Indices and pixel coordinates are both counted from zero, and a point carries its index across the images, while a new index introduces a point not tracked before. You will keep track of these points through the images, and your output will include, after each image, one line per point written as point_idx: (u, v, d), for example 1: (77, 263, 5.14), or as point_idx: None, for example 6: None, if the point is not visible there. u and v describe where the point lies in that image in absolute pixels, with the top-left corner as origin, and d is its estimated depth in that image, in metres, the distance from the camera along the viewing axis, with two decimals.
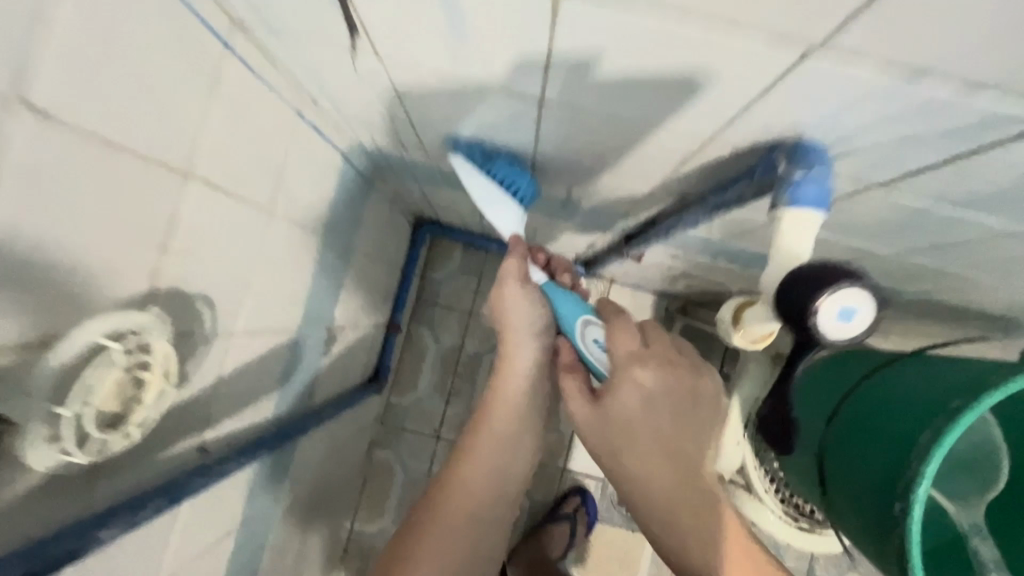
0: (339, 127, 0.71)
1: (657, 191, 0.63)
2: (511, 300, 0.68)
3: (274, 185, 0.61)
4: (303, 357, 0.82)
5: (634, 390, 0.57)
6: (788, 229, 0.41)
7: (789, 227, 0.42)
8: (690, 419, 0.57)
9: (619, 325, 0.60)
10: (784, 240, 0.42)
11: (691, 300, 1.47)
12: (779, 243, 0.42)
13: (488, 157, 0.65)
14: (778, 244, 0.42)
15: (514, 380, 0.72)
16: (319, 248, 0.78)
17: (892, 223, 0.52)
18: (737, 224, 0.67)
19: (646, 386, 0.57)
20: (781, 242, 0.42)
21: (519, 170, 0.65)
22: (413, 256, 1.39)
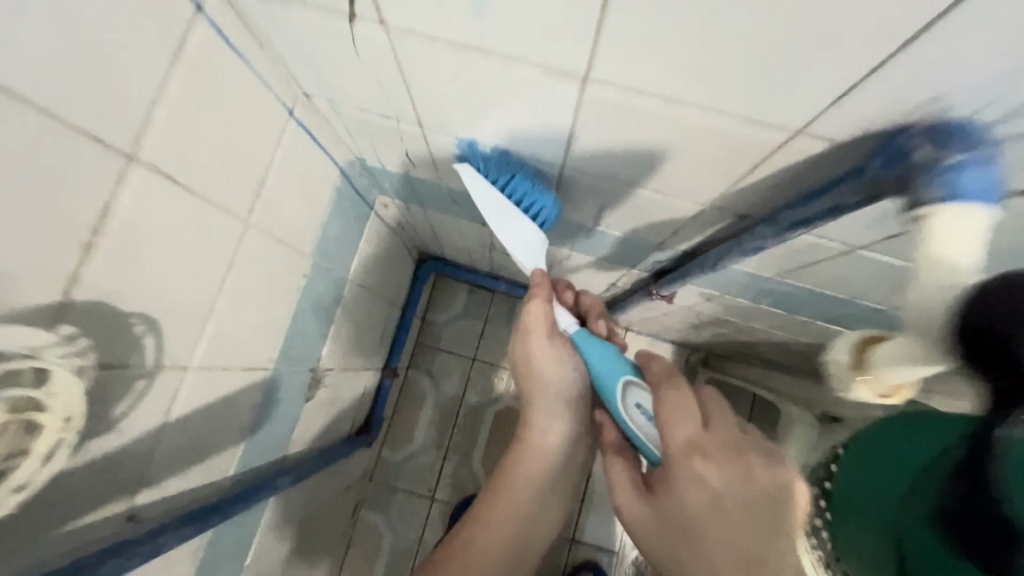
0: (337, 136, 0.62)
1: (708, 213, 0.53)
2: (541, 367, 0.66)
3: (253, 191, 0.51)
4: (280, 402, 0.70)
5: (694, 489, 0.47)
6: (941, 234, 0.32)
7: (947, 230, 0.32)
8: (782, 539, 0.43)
9: (676, 401, 0.51)
10: (941, 247, 0.32)
11: (715, 352, 1.34)
12: (931, 254, 0.33)
13: (502, 171, 0.55)
14: (934, 254, 0.33)
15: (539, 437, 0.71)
16: (308, 274, 0.68)
17: (1016, 252, 0.41)
18: (800, 255, 0.56)
19: (710, 480, 0.46)
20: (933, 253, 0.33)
21: (540, 189, 0.56)
22: (414, 295, 1.29)
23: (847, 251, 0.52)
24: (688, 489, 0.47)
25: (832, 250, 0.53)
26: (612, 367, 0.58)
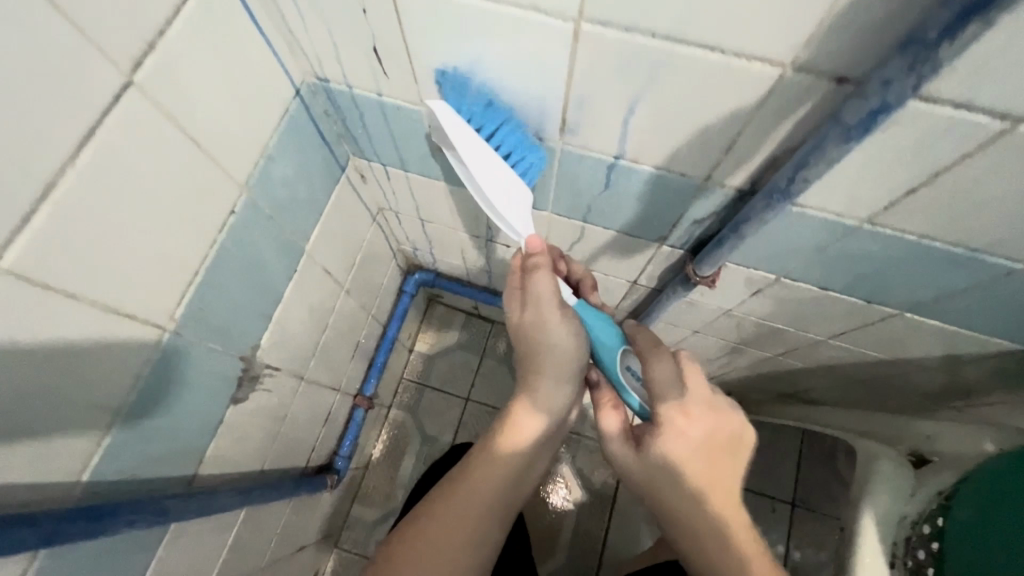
0: (288, 30, 0.48)
1: (784, 91, 0.37)
2: (539, 338, 0.56)
3: (143, 40, 0.36)
4: (183, 388, 0.51)
5: (680, 442, 0.53)
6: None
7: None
8: (730, 464, 0.55)
9: (661, 368, 0.54)
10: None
11: (755, 391, 1.13)
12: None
13: (488, 115, 0.49)
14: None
15: (537, 401, 0.59)
16: (241, 215, 0.52)
17: None
18: (913, 163, 0.40)
19: (687, 429, 0.53)
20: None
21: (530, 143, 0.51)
22: (397, 311, 1.06)
23: (995, 133, 0.35)
24: (669, 439, 0.53)
25: (971, 138, 0.36)
26: (609, 333, 0.56)
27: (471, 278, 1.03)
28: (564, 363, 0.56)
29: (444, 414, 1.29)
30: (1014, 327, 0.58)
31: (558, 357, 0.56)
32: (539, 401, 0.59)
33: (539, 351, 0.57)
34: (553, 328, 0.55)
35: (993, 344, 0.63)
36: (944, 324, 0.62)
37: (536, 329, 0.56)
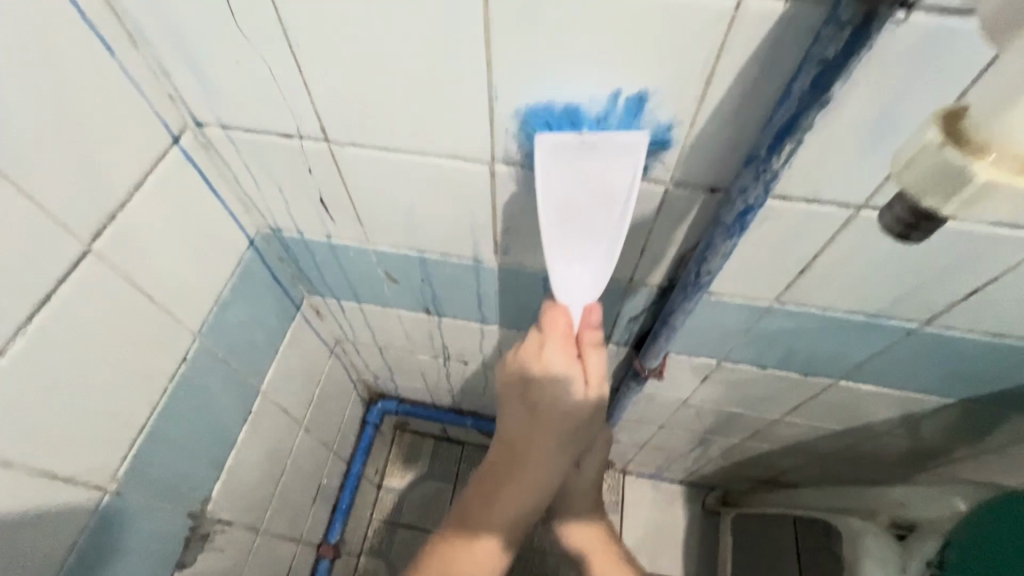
0: (244, 191, 0.54)
1: (672, 201, 0.44)
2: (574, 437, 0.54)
3: (102, 211, 0.40)
4: (121, 557, 0.48)
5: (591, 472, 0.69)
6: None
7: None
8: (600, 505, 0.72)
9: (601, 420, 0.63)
10: (1000, 154, 0.18)
11: (737, 480, 1.13)
12: (969, 177, 0.18)
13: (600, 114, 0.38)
14: (932, 132, 0.19)
15: (555, 443, 0.53)
16: (193, 361, 0.53)
17: None
18: (793, 251, 0.47)
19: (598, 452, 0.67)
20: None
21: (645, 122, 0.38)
22: (362, 444, 1.02)
23: (846, 217, 0.42)
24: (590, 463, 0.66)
25: (829, 223, 0.43)
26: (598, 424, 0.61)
27: (436, 400, 1.03)
28: (581, 442, 0.55)
29: (420, 555, 1.19)
30: (938, 381, 0.62)
31: (585, 412, 0.52)
32: (554, 441, 0.53)
33: (570, 420, 0.52)
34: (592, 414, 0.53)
35: (927, 399, 0.66)
36: (879, 386, 0.66)
37: (578, 409, 0.52)
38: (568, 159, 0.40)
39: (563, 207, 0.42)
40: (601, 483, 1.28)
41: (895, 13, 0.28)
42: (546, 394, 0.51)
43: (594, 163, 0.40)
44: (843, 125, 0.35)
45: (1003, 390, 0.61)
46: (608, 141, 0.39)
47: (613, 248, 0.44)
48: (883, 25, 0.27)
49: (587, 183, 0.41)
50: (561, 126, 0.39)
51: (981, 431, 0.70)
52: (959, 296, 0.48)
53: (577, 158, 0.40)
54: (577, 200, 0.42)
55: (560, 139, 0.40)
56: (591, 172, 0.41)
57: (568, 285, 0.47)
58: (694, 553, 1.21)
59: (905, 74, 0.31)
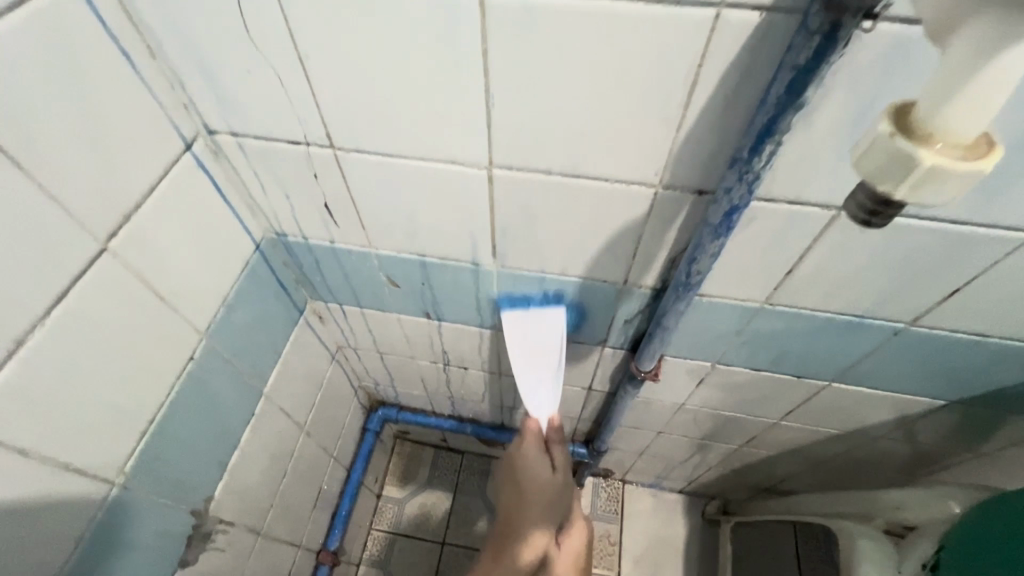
0: (250, 196, 0.56)
1: (662, 204, 0.46)
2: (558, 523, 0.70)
3: (118, 211, 0.42)
4: (127, 550, 0.49)
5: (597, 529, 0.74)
6: (982, 35, 0.18)
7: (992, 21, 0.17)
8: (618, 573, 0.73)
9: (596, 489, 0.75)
10: (943, 141, 0.20)
11: (736, 488, 1.13)
12: (917, 159, 0.20)
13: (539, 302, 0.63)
14: (882, 122, 0.21)
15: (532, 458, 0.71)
16: (199, 361, 0.55)
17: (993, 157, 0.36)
18: (778, 253, 0.49)
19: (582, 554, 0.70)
20: (979, 69, 0.18)
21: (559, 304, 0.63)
22: (362, 452, 1.03)
23: (828, 218, 0.44)
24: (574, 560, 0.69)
25: (813, 223, 0.45)
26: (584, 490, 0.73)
27: (435, 407, 1.03)
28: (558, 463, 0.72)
29: (419, 566, 1.18)
30: (927, 382, 0.63)
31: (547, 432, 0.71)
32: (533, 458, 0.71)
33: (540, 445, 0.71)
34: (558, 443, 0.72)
35: (918, 401, 0.67)
36: (871, 388, 0.67)
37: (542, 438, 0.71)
38: (522, 324, 0.65)
39: (524, 360, 0.66)
40: (601, 493, 1.28)
41: (861, 24, 0.30)
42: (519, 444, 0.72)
43: (538, 326, 0.65)
44: (820, 128, 0.37)
45: (991, 391, 0.62)
46: (542, 313, 0.64)
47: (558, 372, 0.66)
48: (850, 34, 0.29)
49: (535, 340, 0.66)
50: (519, 302, 0.64)
51: (974, 433, 0.71)
52: (942, 295, 0.50)
53: (529, 323, 0.65)
54: (535, 355, 0.66)
55: (518, 321, 0.65)
56: (537, 331, 0.65)
57: (535, 402, 0.68)
58: (693, 563, 1.21)
59: (873, 81, 0.33)
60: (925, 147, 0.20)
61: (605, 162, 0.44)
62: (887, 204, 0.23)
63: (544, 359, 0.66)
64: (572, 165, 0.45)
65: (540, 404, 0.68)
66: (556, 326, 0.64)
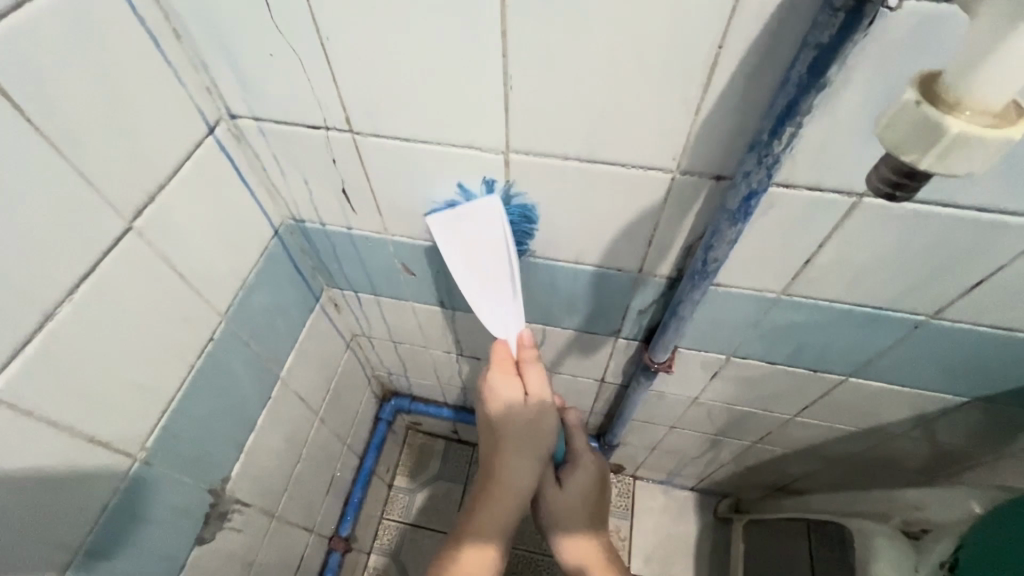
0: (270, 181, 0.57)
1: (679, 190, 0.46)
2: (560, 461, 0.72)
3: (143, 192, 0.43)
4: (147, 524, 0.50)
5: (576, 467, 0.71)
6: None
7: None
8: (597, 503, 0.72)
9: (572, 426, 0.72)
10: (972, 110, 0.20)
11: (749, 486, 1.12)
12: (944, 127, 0.20)
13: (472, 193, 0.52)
14: (909, 92, 0.21)
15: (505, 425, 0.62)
16: (219, 342, 0.56)
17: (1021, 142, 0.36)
18: (797, 242, 0.48)
19: (592, 485, 0.72)
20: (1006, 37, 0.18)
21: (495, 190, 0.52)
22: (374, 440, 1.04)
23: (849, 205, 0.43)
24: (579, 491, 0.71)
25: (833, 211, 0.44)
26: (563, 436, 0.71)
27: (448, 398, 1.04)
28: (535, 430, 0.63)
29: (429, 556, 1.19)
30: (949, 378, 0.62)
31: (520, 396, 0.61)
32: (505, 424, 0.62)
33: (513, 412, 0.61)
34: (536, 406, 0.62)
35: (939, 398, 0.66)
36: (890, 384, 0.66)
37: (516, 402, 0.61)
38: (451, 223, 0.55)
39: (464, 258, 0.56)
40: (612, 488, 1.28)
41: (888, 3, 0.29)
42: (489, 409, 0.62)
43: (473, 219, 0.54)
44: (843, 111, 0.36)
45: (1016, 389, 0.61)
46: (473, 204, 0.53)
47: (511, 274, 0.56)
48: (875, 13, 0.29)
49: (472, 235, 0.55)
50: (447, 204, 0.54)
51: (996, 432, 0.70)
52: (965, 287, 0.49)
53: (458, 220, 0.54)
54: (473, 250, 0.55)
55: (446, 221, 0.55)
56: (472, 227, 0.55)
57: (496, 318, 0.59)
58: (704, 560, 1.20)
59: (898, 62, 0.33)
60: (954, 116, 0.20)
61: (623, 147, 0.43)
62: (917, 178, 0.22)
63: (491, 263, 0.56)
64: (589, 150, 0.44)
65: (496, 317, 0.59)
66: (494, 215, 0.53)
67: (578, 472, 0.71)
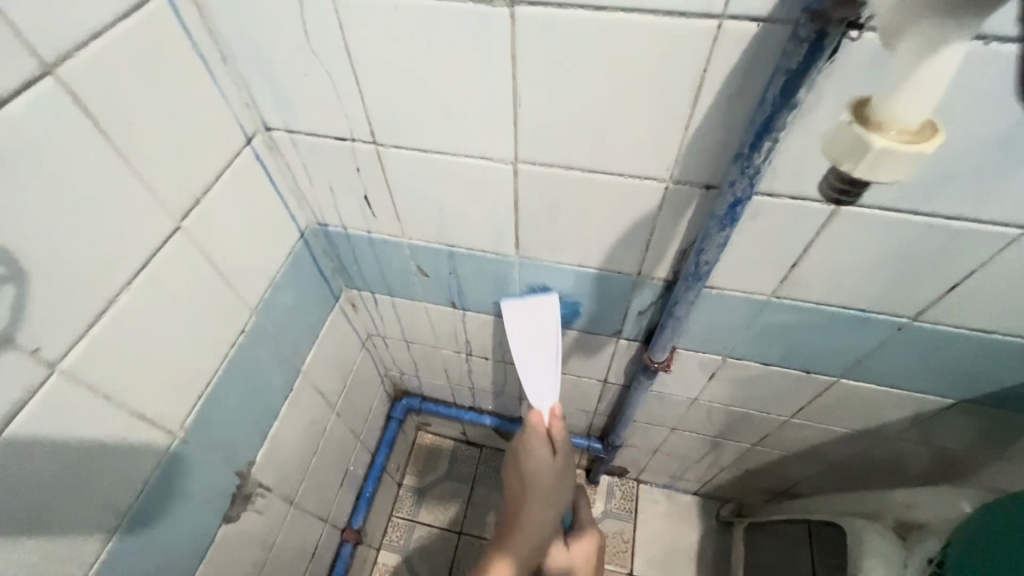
0: (298, 188, 0.62)
1: (673, 198, 0.50)
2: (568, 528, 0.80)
3: (191, 195, 0.49)
4: (182, 498, 0.55)
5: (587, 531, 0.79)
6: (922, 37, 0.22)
7: (926, 28, 0.21)
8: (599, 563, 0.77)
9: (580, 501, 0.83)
10: (894, 128, 0.24)
11: (750, 490, 1.15)
12: (869, 143, 0.24)
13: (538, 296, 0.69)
14: (844, 113, 0.25)
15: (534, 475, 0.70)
16: (249, 334, 0.60)
17: (977, 155, 0.40)
18: (782, 248, 0.52)
19: (594, 553, 0.78)
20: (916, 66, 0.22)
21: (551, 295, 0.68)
22: (386, 438, 1.08)
23: (828, 212, 0.47)
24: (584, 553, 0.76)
25: (814, 218, 0.48)
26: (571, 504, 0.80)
27: (457, 398, 1.08)
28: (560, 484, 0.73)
29: (437, 554, 1.23)
30: (934, 380, 0.65)
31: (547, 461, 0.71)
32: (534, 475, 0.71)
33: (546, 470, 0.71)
34: (560, 467, 0.72)
35: (928, 400, 0.69)
36: (879, 385, 0.69)
37: (544, 460, 0.71)
38: (521, 311, 0.69)
39: (524, 342, 0.69)
40: (616, 492, 1.30)
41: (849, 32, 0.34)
42: (518, 460, 0.72)
43: (536, 314, 0.68)
44: (816, 127, 0.40)
45: (1000, 390, 0.64)
46: (539, 302, 0.68)
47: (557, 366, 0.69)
48: (835, 43, 0.33)
49: (534, 325, 0.69)
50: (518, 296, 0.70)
51: (987, 434, 0.72)
52: (942, 290, 0.52)
53: (525, 310, 0.69)
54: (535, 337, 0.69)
55: (517, 306, 0.69)
56: (535, 319, 0.69)
57: (535, 389, 0.69)
58: (706, 564, 1.22)
59: (862, 83, 0.37)
60: (877, 134, 0.24)
61: (620, 159, 0.48)
62: (856, 185, 0.26)
63: (543, 352, 0.69)
64: (589, 161, 0.49)
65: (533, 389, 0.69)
66: (552, 317, 0.68)
67: (584, 538, 0.78)
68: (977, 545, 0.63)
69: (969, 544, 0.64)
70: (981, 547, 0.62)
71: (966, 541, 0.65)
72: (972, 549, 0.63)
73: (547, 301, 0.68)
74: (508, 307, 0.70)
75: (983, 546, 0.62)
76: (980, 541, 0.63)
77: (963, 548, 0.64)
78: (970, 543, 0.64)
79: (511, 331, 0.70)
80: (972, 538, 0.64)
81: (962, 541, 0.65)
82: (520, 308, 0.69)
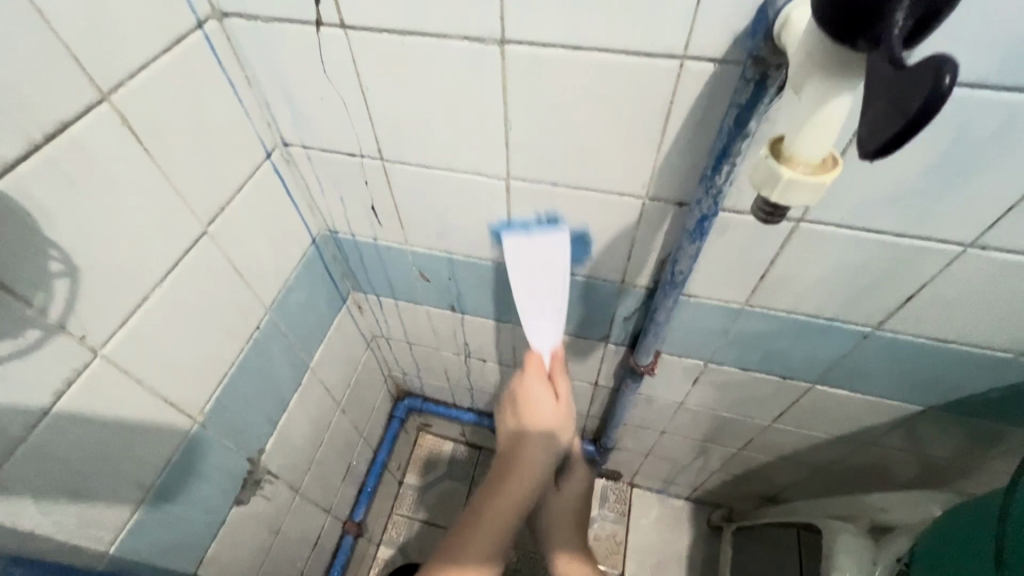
0: (312, 197, 0.68)
1: (650, 213, 0.55)
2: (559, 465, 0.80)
3: (216, 203, 0.54)
4: (199, 478, 0.60)
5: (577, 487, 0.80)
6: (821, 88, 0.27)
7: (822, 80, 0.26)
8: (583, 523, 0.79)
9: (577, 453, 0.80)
10: (800, 163, 0.29)
11: (739, 495, 1.18)
12: (780, 174, 0.29)
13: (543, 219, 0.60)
14: (762, 149, 0.30)
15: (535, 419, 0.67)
16: (263, 330, 0.66)
17: (914, 180, 0.45)
18: (751, 260, 0.57)
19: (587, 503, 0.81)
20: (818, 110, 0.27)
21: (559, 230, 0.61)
22: (387, 435, 1.13)
23: (789, 228, 0.52)
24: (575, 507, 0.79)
25: (777, 233, 0.53)
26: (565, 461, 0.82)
27: (456, 399, 1.13)
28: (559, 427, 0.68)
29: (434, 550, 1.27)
30: (902, 387, 0.69)
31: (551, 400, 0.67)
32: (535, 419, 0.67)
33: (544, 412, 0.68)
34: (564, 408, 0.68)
35: (898, 406, 0.73)
36: (852, 391, 0.73)
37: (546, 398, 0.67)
38: (523, 241, 0.62)
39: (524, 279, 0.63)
40: (610, 495, 1.34)
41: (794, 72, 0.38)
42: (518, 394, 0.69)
43: (539, 248, 0.62)
44: None
45: (964, 397, 0.68)
46: (547, 233, 0.61)
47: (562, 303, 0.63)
48: (778, 83, 0.38)
49: (536, 261, 0.63)
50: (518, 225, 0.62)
51: (956, 440, 0.76)
52: (899, 301, 0.56)
53: (528, 239, 0.62)
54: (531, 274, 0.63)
55: (518, 236, 0.62)
56: (536, 254, 0.62)
57: (537, 332, 0.65)
58: (696, 567, 1.25)
59: None
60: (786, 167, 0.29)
61: (601, 177, 0.53)
62: (778, 208, 0.32)
63: (546, 289, 0.63)
64: (573, 178, 0.54)
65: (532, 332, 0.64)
66: (558, 257, 0.62)
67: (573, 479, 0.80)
68: (933, 545, 0.66)
69: (927, 545, 0.68)
70: (936, 547, 0.66)
71: (926, 543, 0.68)
72: (930, 549, 0.67)
73: (557, 239, 0.61)
74: (511, 245, 0.62)
75: (937, 545, 0.66)
76: (936, 541, 0.67)
77: (923, 549, 0.68)
78: (928, 544, 0.68)
79: (512, 264, 0.63)
80: (930, 539, 0.68)
81: (923, 543, 0.69)
82: (524, 237, 0.62)
